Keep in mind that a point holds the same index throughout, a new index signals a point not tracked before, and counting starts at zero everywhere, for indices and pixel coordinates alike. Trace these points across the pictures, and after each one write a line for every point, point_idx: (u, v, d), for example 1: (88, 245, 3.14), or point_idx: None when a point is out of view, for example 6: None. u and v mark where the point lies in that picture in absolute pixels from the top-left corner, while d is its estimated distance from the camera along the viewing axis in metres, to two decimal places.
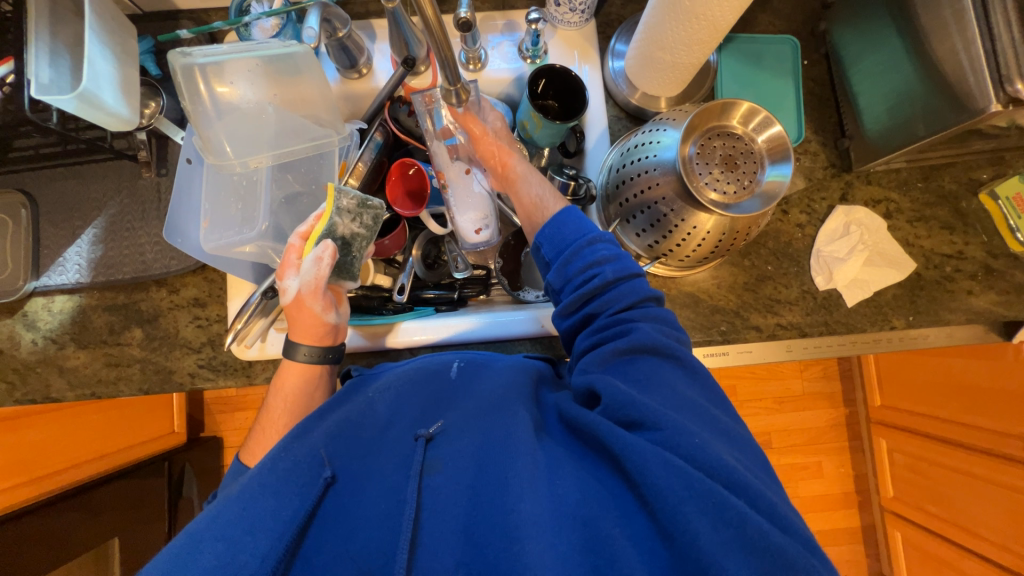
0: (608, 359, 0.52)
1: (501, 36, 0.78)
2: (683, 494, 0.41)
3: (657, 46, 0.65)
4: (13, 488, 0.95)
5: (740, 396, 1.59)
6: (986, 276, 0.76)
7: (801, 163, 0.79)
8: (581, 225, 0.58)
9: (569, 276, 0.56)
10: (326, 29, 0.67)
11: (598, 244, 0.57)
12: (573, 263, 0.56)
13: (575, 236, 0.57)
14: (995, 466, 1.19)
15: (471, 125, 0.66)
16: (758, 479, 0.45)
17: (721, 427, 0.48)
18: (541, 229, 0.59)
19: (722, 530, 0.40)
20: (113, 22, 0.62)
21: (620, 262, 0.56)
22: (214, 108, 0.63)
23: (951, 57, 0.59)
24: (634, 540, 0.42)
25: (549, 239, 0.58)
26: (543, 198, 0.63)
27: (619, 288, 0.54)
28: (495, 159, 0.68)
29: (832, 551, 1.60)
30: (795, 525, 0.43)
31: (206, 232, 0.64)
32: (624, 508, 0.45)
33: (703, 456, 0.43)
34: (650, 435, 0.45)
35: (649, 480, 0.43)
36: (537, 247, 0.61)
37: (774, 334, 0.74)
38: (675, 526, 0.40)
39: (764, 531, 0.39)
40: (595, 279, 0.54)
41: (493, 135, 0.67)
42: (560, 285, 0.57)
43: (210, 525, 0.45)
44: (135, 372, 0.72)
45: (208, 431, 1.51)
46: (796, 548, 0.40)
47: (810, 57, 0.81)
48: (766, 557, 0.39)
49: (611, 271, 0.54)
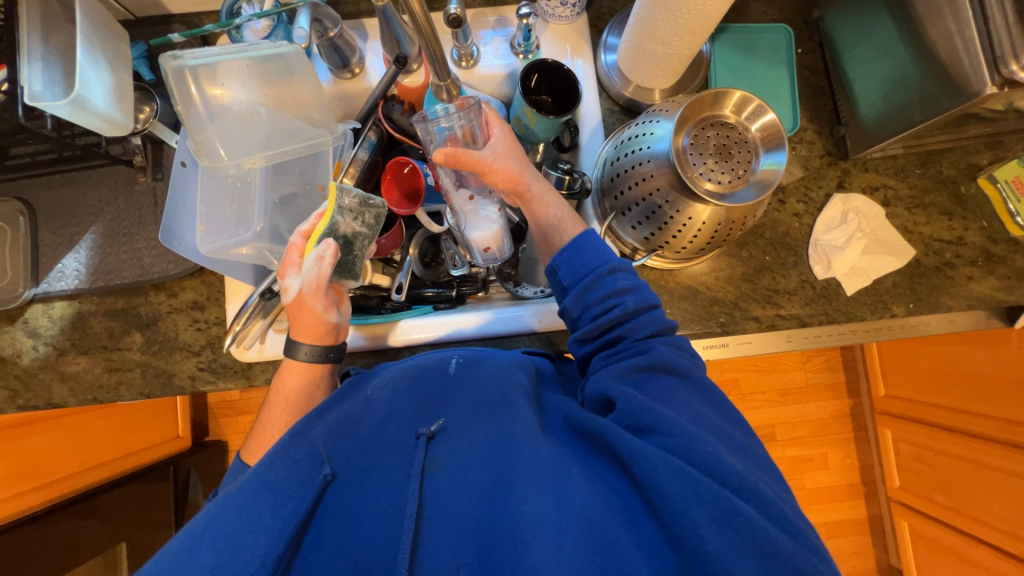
0: (625, 373, 0.52)
1: (493, 31, 0.78)
2: (692, 500, 0.41)
3: (649, 37, 0.64)
4: (19, 494, 0.95)
5: (743, 389, 1.58)
6: (986, 262, 0.75)
7: (797, 152, 0.78)
8: (600, 252, 0.57)
9: (587, 304, 0.55)
10: (318, 29, 0.67)
11: (618, 273, 0.56)
12: (592, 292, 0.55)
13: (595, 264, 0.56)
14: (1001, 454, 1.18)
15: (468, 161, 0.59)
16: (769, 488, 0.45)
17: (731, 439, 0.48)
18: (559, 252, 0.58)
19: (730, 535, 0.40)
20: (105, 28, 0.63)
21: (639, 293, 0.55)
22: (207, 111, 0.63)
23: (945, 40, 0.58)
24: (642, 546, 0.42)
25: (566, 263, 0.57)
26: (562, 220, 0.60)
27: (640, 319, 0.55)
28: (505, 184, 0.61)
29: (839, 543, 1.60)
30: (805, 533, 0.43)
31: (203, 235, 0.65)
32: (632, 512, 0.44)
33: (714, 463, 0.43)
34: (660, 441, 0.45)
35: (657, 485, 0.42)
36: (553, 270, 0.59)
37: (774, 324, 0.74)
38: (684, 530, 0.40)
39: (772, 536, 0.40)
40: (615, 309, 0.54)
41: (498, 159, 0.60)
42: (578, 313, 0.57)
43: (209, 523, 0.45)
44: (135, 377, 0.72)
45: (213, 436, 1.52)
46: (803, 554, 0.40)
47: (804, 46, 0.81)
48: (772, 561, 0.40)
49: (631, 302, 0.54)
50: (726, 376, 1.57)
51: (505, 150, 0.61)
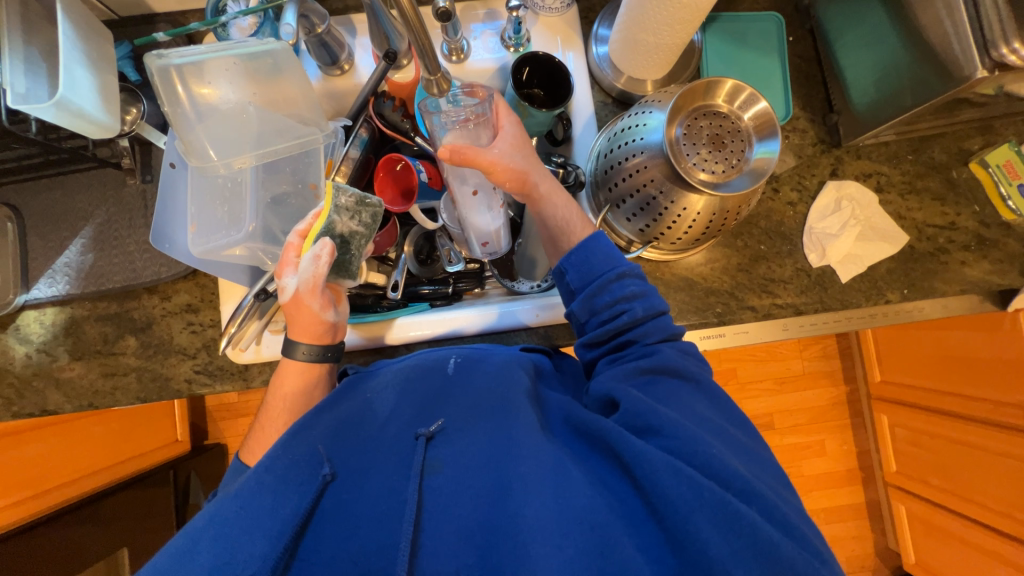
0: (630, 375, 0.52)
1: (483, 24, 0.78)
2: (694, 503, 0.41)
3: (640, 27, 0.64)
4: (16, 503, 0.94)
5: (740, 379, 1.59)
6: (979, 246, 0.76)
7: (790, 141, 0.78)
8: (610, 257, 0.57)
9: (595, 309, 0.56)
10: (305, 25, 0.67)
11: (627, 278, 0.56)
12: (600, 297, 0.55)
13: (604, 269, 0.56)
14: (997, 437, 1.19)
15: (475, 159, 0.56)
16: (771, 490, 0.45)
17: (733, 441, 0.48)
18: (568, 254, 0.58)
19: (732, 540, 0.40)
20: (89, 28, 0.62)
21: (648, 299, 0.56)
22: (194, 110, 0.62)
23: (935, 24, 0.58)
24: (644, 548, 0.42)
25: (575, 267, 0.57)
26: (562, 222, 0.60)
27: (648, 325, 0.55)
28: (513, 183, 0.59)
29: (837, 528, 1.61)
30: (807, 537, 0.43)
31: (194, 236, 0.64)
32: (632, 514, 0.45)
33: (716, 466, 0.43)
34: (664, 443, 0.46)
35: (659, 489, 0.43)
36: (560, 273, 0.59)
37: (770, 313, 0.74)
38: (685, 532, 0.41)
39: (774, 540, 0.40)
40: (624, 315, 0.55)
41: (506, 158, 0.58)
42: (586, 317, 0.57)
43: (206, 526, 0.45)
44: (131, 381, 0.72)
45: (212, 439, 1.51)
46: (806, 559, 0.40)
47: (796, 34, 0.81)
48: (774, 566, 0.39)
49: (640, 308, 0.55)
50: (723, 365, 1.58)
51: (512, 147, 0.59)
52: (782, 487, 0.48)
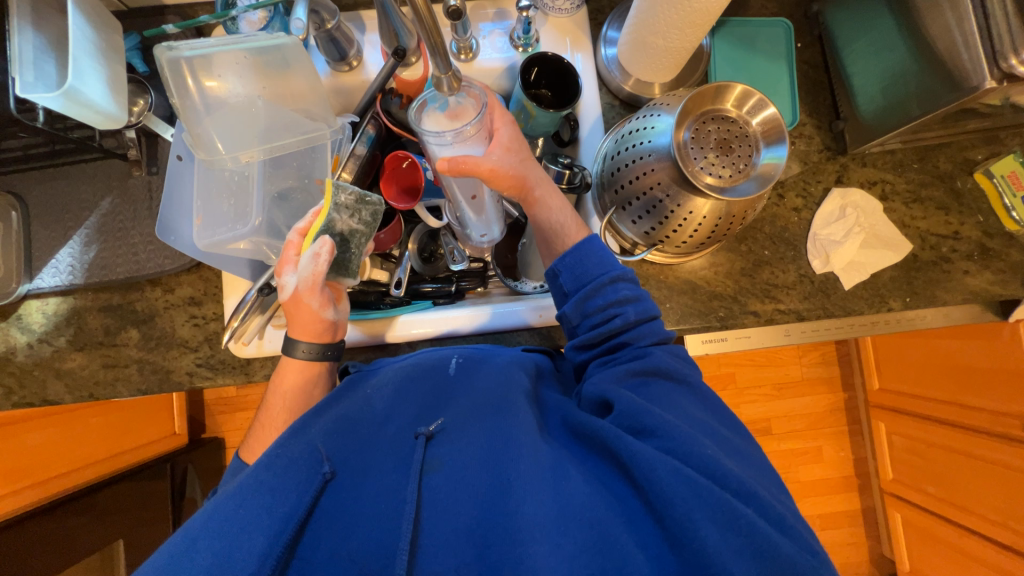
0: (623, 377, 0.52)
1: (492, 24, 0.78)
2: (692, 502, 0.41)
3: (650, 30, 0.64)
4: (15, 491, 0.94)
5: (739, 383, 1.59)
6: (982, 256, 0.76)
7: (796, 147, 0.78)
8: (603, 259, 0.57)
9: (587, 312, 0.56)
10: (315, 20, 0.67)
11: (620, 282, 0.56)
12: (593, 300, 0.55)
13: (597, 272, 0.56)
14: (994, 446, 1.20)
15: (474, 169, 0.56)
16: (768, 491, 0.45)
17: (731, 444, 0.48)
18: (561, 256, 0.58)
19: (731, 538, 0.40)
20: (99, 19, 0.62)
21: (641, 303, 0.56)
22: (203, 102, 0.62)
23: (944, 34, 0.58)
24: (643, 547, 0.42)
25: (569, 269, 0.57)
26: (564, 224, 0.60)
27: (641, 327, 0.55)
28: (513, 188, 0.60)
29: (832, 535, 1.62)
30: (803, 535, 0.43)
31: (200, 229, 0.63)
32: (631, 514, 0.45)
33: (714, 466, 0.43)
34: (660, 443, 0.46)
35: (658, 487, 0.43)
36: (553, 274, 0.59)
37: (772, 318, 0.74)
38: (685, 530, 0.41)
39: (773, 540, 0.40)
40: (617, 318, 0.55)
41: (505, 164, 0.58)
42: (577, 320, 0.57)
43: (206, 523, 0.45)
44: (132, 373, 0.72)
45: (209, 432, 1.51)
46: (804, 557, 0.40)
47: (804, 40, 0.81)
48: (774, 564, 0.39)
49: (633, 312, 0.55)
50: (721, 370, 1.58)
51: (506, 151, 0.60)
52: (779, 488, 0.48)
